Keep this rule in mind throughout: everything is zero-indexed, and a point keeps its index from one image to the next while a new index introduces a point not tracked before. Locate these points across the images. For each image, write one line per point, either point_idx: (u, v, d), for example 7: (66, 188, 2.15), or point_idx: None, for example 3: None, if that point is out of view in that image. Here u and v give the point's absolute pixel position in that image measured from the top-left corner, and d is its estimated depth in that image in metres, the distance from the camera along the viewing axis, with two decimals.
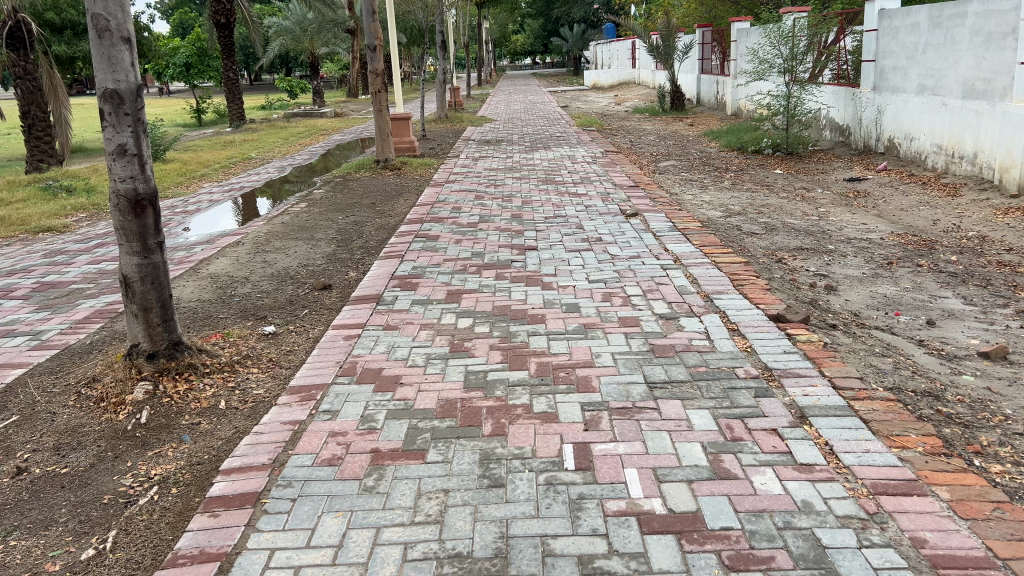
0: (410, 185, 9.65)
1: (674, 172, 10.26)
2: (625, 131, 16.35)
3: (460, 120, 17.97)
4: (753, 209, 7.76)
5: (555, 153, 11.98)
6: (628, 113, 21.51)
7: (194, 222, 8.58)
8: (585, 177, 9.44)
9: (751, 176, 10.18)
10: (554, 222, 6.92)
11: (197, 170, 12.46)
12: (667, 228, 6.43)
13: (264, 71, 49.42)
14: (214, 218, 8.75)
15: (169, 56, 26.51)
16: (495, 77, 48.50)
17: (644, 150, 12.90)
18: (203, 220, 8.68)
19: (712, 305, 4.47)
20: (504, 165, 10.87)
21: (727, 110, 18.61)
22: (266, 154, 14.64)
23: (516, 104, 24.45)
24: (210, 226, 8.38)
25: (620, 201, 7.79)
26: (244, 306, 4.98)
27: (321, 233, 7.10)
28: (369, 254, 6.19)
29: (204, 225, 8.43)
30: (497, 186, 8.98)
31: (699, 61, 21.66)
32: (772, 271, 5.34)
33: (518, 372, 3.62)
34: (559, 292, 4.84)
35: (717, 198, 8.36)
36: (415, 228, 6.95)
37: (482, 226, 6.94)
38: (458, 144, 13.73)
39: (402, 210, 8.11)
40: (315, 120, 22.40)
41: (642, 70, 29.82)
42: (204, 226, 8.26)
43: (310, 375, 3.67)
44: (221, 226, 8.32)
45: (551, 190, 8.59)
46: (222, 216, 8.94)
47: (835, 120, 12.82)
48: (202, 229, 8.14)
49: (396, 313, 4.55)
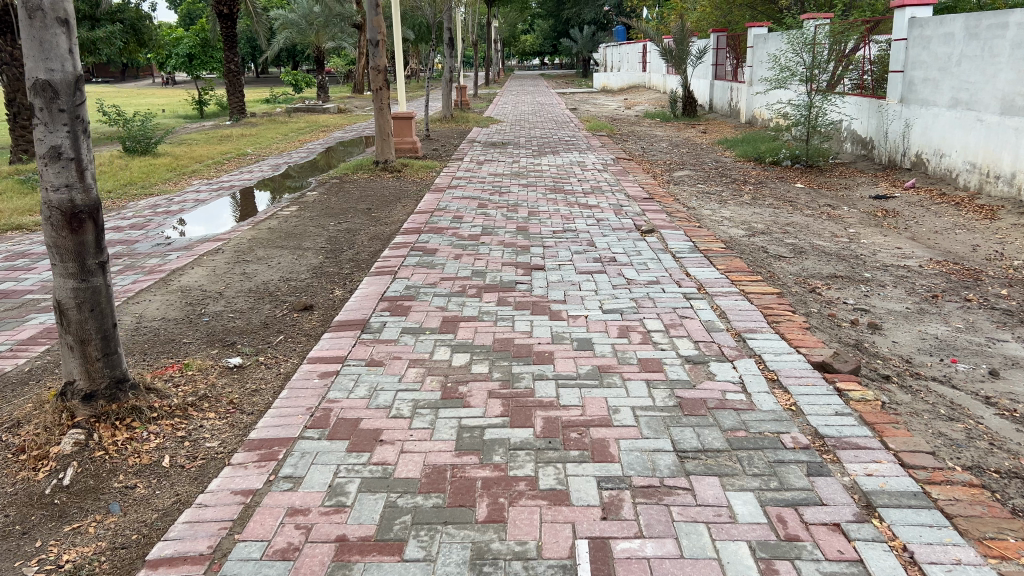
0: (410, 190, 9.09)
1: (689, 183, 9.69)
2: (636, 137, 15.80)
3: (465, 120, 17.42)
4: (778, 227, 7.18)
5: (564, 158, 11.41)
6: (639, 118, 20.93)
7: (189, 217, 8.06)
8: (597, 186, 8.88)
9: (771, 190, 9.60)
10: (563, 237, 6.36)
11: (189, 165, 11.93)
12: (687, 249, 5.86)
13: (269, 63, 48.90)
14: (210, 215, 8.25)
15: (171, 46, 26.05)
16: (503, 77, 47.98)
17: (658, 158, 12.32)
18: (199, 216, 8.17)
19: (745, 347, 3.90)
20: (511, 170, 10.30)
21: (742, 117, 18.03)
22: (263, 151, 14.11)
23: (523, 105, 23.92)
24: (207, 222, 7.86)
25: (634, 216, 7.22)
26: (212, 328, 4.40)
27: (309, 241, 6.53)
28: (360, 268, 5.62)
29: (201, 221, 7.91)
30: (503, 194, 8.42)
31: (712, 66, 21.07)
32: (807, 304, 4.76)
33: (521, 429, 3.05)
34: (569, 324, 4.27)
35: (738, 214, 7.78)
36: (412, 239, 6.38)
37: (485, 239, 6.38)
38: (463, 146, 13.19)
39: (399, 217, 7.55)
40: (317, 115, 21.88)
41: (652, 74, 29.24)
42: (201, 223, 7.74)
43: (274, 428, 3.10)
44: (219, 223, 7.81)
45: (559, 200, 8.03)
46: (219, 212, 8.43)
47: (858, 132, 12.24)
48: (198, 226, 7.63)
49: (382, 345, 3.97)
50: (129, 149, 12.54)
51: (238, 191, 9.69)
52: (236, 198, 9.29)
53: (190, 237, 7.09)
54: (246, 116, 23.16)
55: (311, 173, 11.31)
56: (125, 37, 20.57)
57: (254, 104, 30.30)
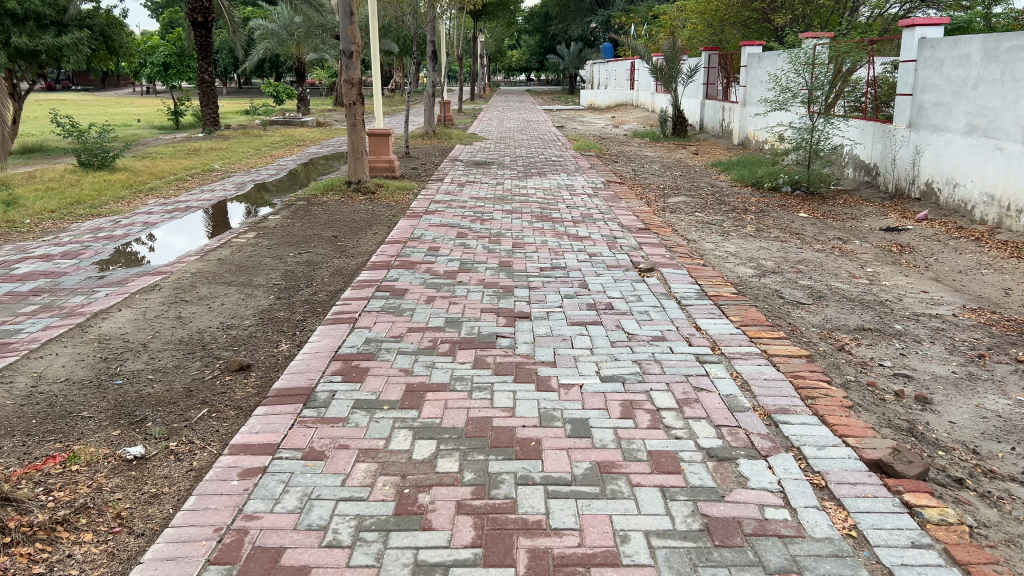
0: (383, 215, 8.32)
1: (687, 212, 8.98)
2: (626, 157, 15.13)
3: (448, 137, 16.69)
4: (789, 266, 6.46)
5: (552, 181, 10.67)
6: (627, 137, 20.28)
7: (158, 236, 7.55)
8: (587, 214, 8.16)
9: (775, 220, 8.91)
10: (550, 276, 5.59)
11: (149, 181, 11.11)
12: (694, 294, 5.11)
13: (251, 74, 48.12)
14: (180, 234, 7.73)
15: (146, 54, 25.23)
16: (489, 92, 47.36)
17: (650, 181, 11.62)
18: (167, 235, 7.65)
19: (780, 437, 3.13)
20: (494, 193, 9.55)
21: (734, 139, 17.42)
22: (231, 166, 13.30)
23: (509, 122, 23.25)
24: (176, 242, 7.36)
25: (630, 251, 6.47)
26: (123, 397, 3.59)
27: (261, 277, 5.72)
28: (314, 313, 4.84)
29: (169, 241, 7.39)
30: (485, 222, 7.65)
31: (703, 85, 20.47)
32: (841, 369, 4.01)
33: (498, 568, 2.27)
34: (559, 396, 3.49)
35: (743, 248, 7.05)
36: (380, 276, 5.61)
37: (461, 277, 5.60)
38: (444, 165, 12.44)
39: (368, 246, 6.78)
40: (295, 129, 21.07)
41: (641, 93, 28.70)
42: (169, 243, 7.23)
43: (166, 564, 2.30)
44: (190, 242, 7.31)
45: (546, 230, 7.28)
46: (190, 230, 7.92)
47: (861, 158, 11.63)
48: (166, 247, 7.11)
49: (327, 426, 3.18)
50: (85, 163, 11.68)
51: (196, 212, 8.87)
52: (205, 217, 8.72)
53: (157, 262, 6.56)
54: (221, 129, 22.32)
55: (280, 193, 10.51)
56: (95, 44, 19.73)
57: (234, 116, 29.51)
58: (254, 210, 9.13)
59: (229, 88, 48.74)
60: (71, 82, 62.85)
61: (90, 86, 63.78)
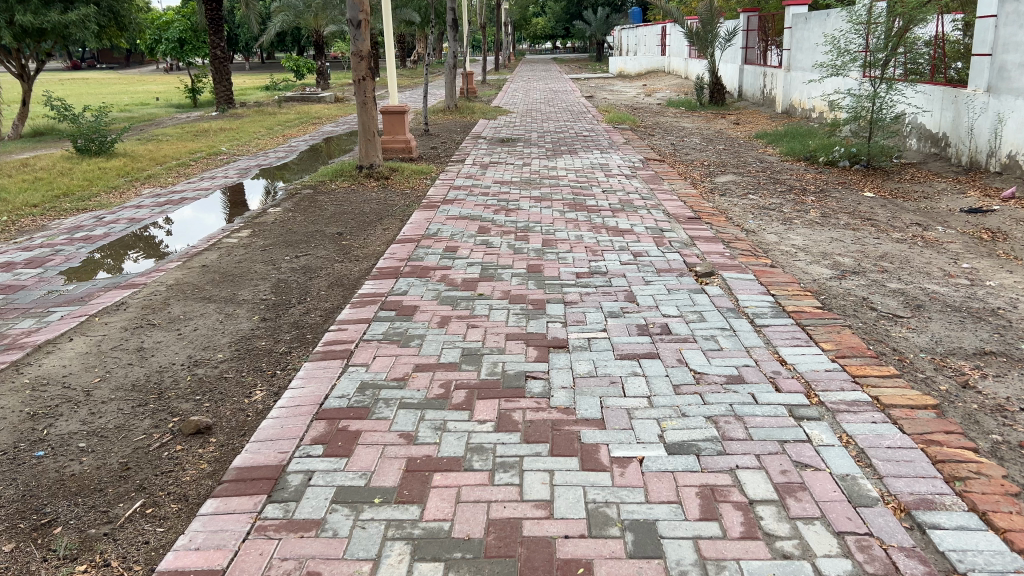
0: (397, 204, 7.43)
1: (738, 194, 7.97)
2: (662, 130, 14.07)
3: (471, 111, 15.72)
4: (870, 265, 5.46)
5: (584, 159, 9.69)
6: (661, 107, 19.14)
7: (174, 219, 7.33)
8: (626, 201, 7.18)
9: (839, 203, 7.87)
10: (588, 287, 4.66)
11: (148, 168, 10.31)
12: (768, 309, 4.15)
13: (272, 49, 47.28)
14: (198, 215, 7.50)
15: (161, 31, 24.43)
16: (514, 62, 46.11)
17: (692, 157, 10.57)
18: (183, 217, 7.43)
19: (934, 555, 2.20)
20: (520, 176, 8.60)
21: (778, 107, 16.20)
22: (239, 148, 12.46)
23: (534, 93, 22.15)
24: (196, 224, 7.17)
25: (681, 248, 5.50)
26: (40, 479, 2.74)
27: (247, 291, 4.84)
28: (302, 342, 3.96)
29: (188, 224, 7.19)
30: (510, 213, 6.71)
31: (742, 50, 19.22)
32: (981, 422, 3.04)
33: None
34: (612, 479, 2.58)
35: (811, 241, 6.04)
36: (386, 288, 4.71)
37: (482, 287, 4.69)
38: (466, 143, 11.47)
39: (376, 245, 5.88)
40: (312, 105, 20.18)
41: (673, 59, 27.38)
42: (189, 226, 7.04)
43: None
44: (212, 225, 7.13)
45: (580, 223, 6.33)
46: (208, 211, 7.70)
47: (927, 127, 10.47)
48: (186, 231, 6.92)
49: (297, 538, 2.31)
50: (82, 149, 10.89)
51: (191, 203, 8.03)
52: (221, 197, 8.46)
53: (176, 250, 6.35)
54: (237, 107, 21.53)
55: (289, 177, 9.68)
56: (104, 21, 18.91)
57: (253, 92, 28.71)
58: (272, 188, 8.92)
59: (250, 61, 47.84)
60: (96, 60, 62.28)
61: (114, 64, 63.26)
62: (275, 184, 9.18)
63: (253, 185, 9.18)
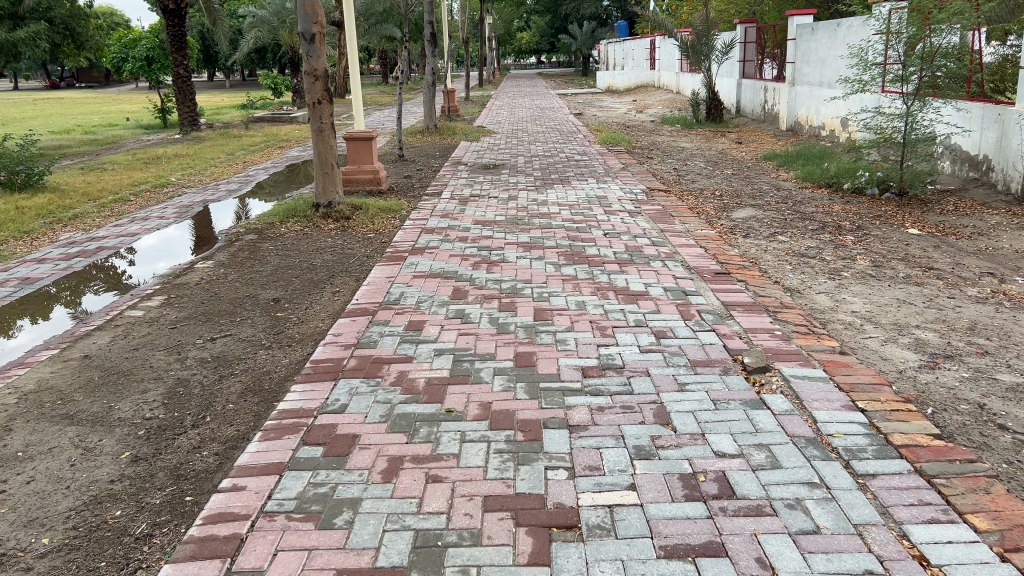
0: (357, 254, 6.11)
1: (764, 235, 6.71)
2: (661, 151, 12.84)
3: (452, 132, 14.44)
4: (963, 343, 4.17)
5: (578, 190, 8.42)
6: (656, 124, 17.92)
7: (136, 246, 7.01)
8: (634, 248, 5.88)
9: (883, 245, 6.62)
10: (598, 395, 3.35)
11: (77, 204, 8.94)
12: (865, 446, 2.85)
13: (250, 66, 45.86)
14: (161, 241, 7.18)
15: (126, 48, 23.00)
16: (498, 77, 44.98)
17: (700, 185, 9.34)
18: (145, 244, 7.11)
19: None
20: (504, 213, 7.31)
21: (782, 125, 15.00)
22: (190, 178, 11.09)
23: (520, 110, 20.96)
24: (160, 251, 6.86)
25: (715, 323, 4.22)
26: None
27: (126, 407, 3.48)
28: (173, 514, 2.62)
29: (151, 251, 6.88)
30: (492, 267, 5.41)
31: (740, 63, 18.06)
32: None
33: None
34: None
35: (875, 306, 4.76)
36: (318, 400, 3.37)
37: (451, 396, 3.37)
38: (444, 170, 10.19)
39: (318, 319, 4.54)
40: (282, 126, 18.82)
41: (663, 73, 26.27)
42: (153, 254, 6.72)
43: None
44: (179, 252, 6.83)
45: (580, 281, 5.04)
46: (171, 237, 7.38)
47: (964, 148, 9.25)
48: (149, 259, 6.60)
49: None
50: (5, 183, 9.51)
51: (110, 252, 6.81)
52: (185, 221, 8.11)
53: (138, 282, 5.99)
54: (203, 128, 20.14)
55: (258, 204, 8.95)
56: (58, 39, 17.38)
57: (227, 111, 27.26)
58: (241, 211, 8.61)
59: (230, 78, 46.40)
60: (75, 79, 60.96)
61: (91, 83, 61.44)
62: (246, 207, 8.91)
63: (221, 208, 8.86)
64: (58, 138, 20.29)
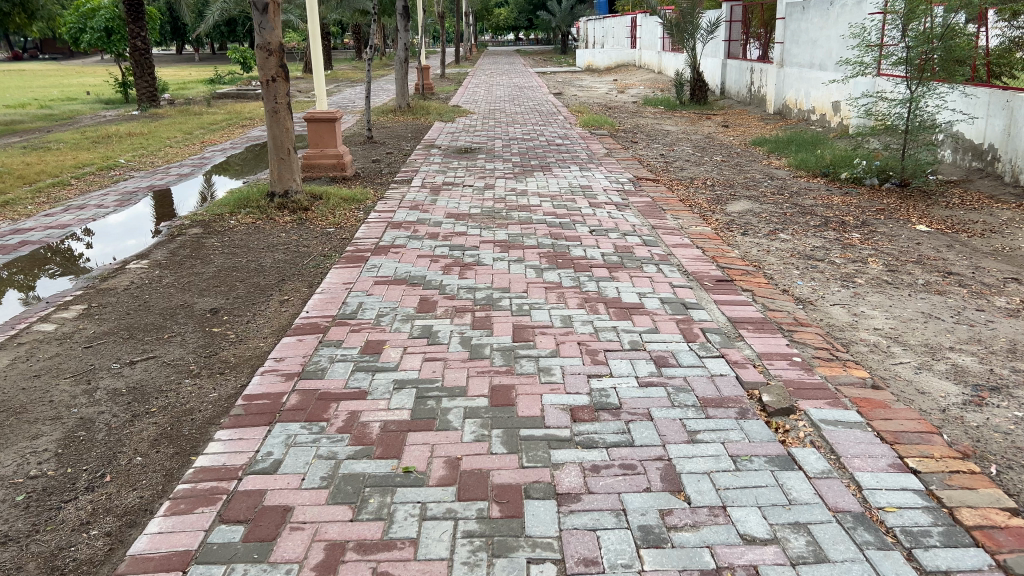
0: (313, 253, 5.43)
1: (764, 232, 6.13)
2: (645, 135, 12.22)
3: (426, 111, 13.70)
4: (1007, 368, 3.60)
5: (560, 179, 7.78)
6: (638, 105, 17.30)
7: (94, 226, 6.71)
8: (624, 249, 5.26)
9: (892, 244, 6.06)
10: (591, 447, 2.73)
11: (9, 190, 8.14)
12: (930, 528, 2.27)
13: (218, 40, 44.48)
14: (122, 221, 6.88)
15: (83, 20, 21.85)
16: (476, 55, 44.00)
17: (689, 173, 8.75)
18: (105, 223, 6.80)
19: None
20: (479, 204, 6.65)
21: (769, 108, 14.43)
22: (141, 160, 10.30)
23: (496, 89, 20.23)
24: (120, 233, 6.56)
25: (724, 347, 3.62)
26: None
27: (8, 461, 2.81)
28: None
29: (112, 231, 6.58)
30: (465, 272, 4.78)
31: (725, 43, 17.44)
32: None
33: None
34: None
35: (899, 322, 4.19)
36: (245, 456, 2.73)
37: (411, 450, 2.74)
38: (416, 154, 9.50)
39: (259, 340, 3.88)
40: (246, 104, 17.92)
41: (645, 52, 25.64)
42: (113, 235, 6.43)
43: None
44: (140, 233, 6.54)
45: (565, 290, 4.42)
46: (133, 218, 7.08)
47: (967, 137, 8.72)
48: (109, 240, 6.31)
49: None
50: None
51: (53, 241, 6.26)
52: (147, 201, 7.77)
53: (98, 264, 5.68)
54: (164, 106, 19.17)
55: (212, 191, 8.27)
56: (6, 8, 16.28)
57: (194, 86, 26.19)
58: (207, 194, 8.14)
59: (199, 53, 44.95)
60: (40, 52, 59.08)
61: (57, 56, 59.55)
62: (213, 188, 8.47)
63: (184, 189, 8.40)
64: (10, 113, 19.21)
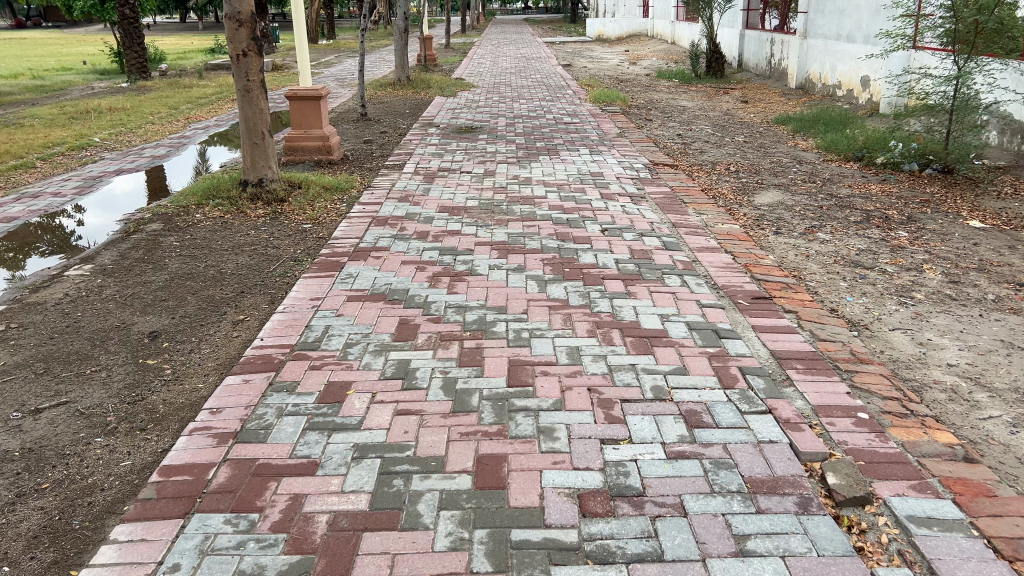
0: (282, 257, 4.70)
1: (800, 230, 5.38)
2: (660, 111, 11.40)
3: (426, 85, 12.89)
4: None
5: (569, 164, 7.02)
6: (651, 78, 16.41)
7: (92, 204, 6.40)
8: (641, 254, 4.53)
9: (946, 245, 5.30)
10: (607, 563, 2.03)
11: None
12: None
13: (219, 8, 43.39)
14: (121, 198, 6.56)
15: None
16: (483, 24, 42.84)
17: (708, 157, 7.98)
18: (104, 200, 6.49)
19: None
20: (476, 196, 5.91)
21: (791, 82, 13.54)
22: (118, 138, 9.58)
23: (502, 60, 19.34)
24: (119, 209, 6.24)
25: (772, 397, 2.89)
26: None
27: None
28: None
29: (109, 207, 6.26)
30: (456, 284, 4.06)
31: (744, 12, 16.49)
32: None
33: None
34: None
35: (977, 355, 3.46)
36: (143, 572, 2.04)
37: (364, 565, 2.05)
38: (412, 133, 8.74)
39: (197, 380, 3.16)
40: None
41: (657, 20, 24.65)
42: (111, 210, 6.12)
43: None
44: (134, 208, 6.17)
45: (573, 311, 3.70)
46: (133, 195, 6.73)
47: (1017, 118, 7.89)
48: (104, 216, 5.99)
49: None
50: None
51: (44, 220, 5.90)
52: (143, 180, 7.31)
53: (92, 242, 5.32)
54: (156, 78, 18.36)
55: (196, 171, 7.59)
56: None
57: (191, 56, 25.27)
58: (201, 171, 7.53)
59: (200, 21, 43.90)
60: (41, 19, 57.99)
61: (57, 24, 58.45)
62: (208, 164, 7.83)
63: (175, 167, 7.79)
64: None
